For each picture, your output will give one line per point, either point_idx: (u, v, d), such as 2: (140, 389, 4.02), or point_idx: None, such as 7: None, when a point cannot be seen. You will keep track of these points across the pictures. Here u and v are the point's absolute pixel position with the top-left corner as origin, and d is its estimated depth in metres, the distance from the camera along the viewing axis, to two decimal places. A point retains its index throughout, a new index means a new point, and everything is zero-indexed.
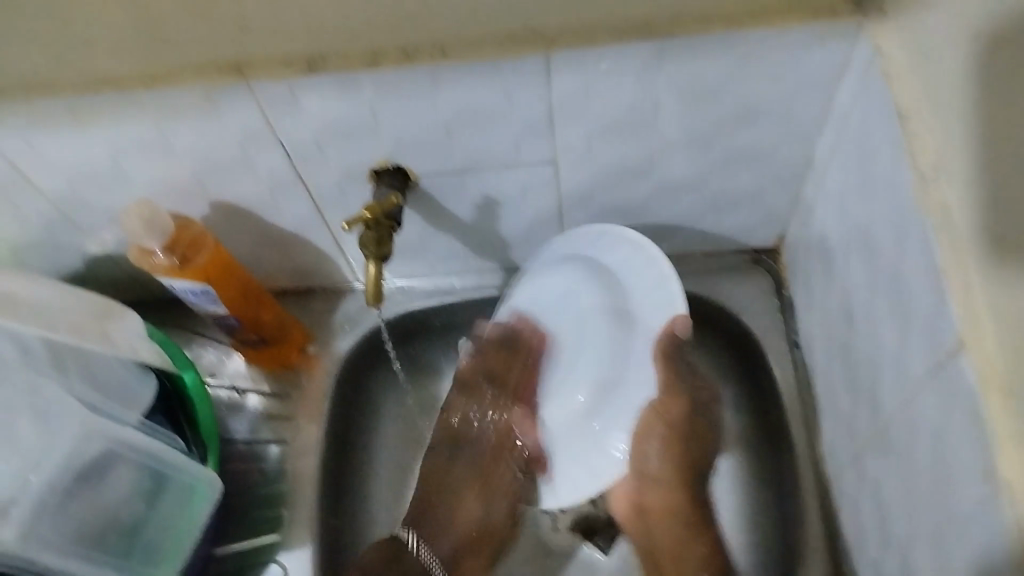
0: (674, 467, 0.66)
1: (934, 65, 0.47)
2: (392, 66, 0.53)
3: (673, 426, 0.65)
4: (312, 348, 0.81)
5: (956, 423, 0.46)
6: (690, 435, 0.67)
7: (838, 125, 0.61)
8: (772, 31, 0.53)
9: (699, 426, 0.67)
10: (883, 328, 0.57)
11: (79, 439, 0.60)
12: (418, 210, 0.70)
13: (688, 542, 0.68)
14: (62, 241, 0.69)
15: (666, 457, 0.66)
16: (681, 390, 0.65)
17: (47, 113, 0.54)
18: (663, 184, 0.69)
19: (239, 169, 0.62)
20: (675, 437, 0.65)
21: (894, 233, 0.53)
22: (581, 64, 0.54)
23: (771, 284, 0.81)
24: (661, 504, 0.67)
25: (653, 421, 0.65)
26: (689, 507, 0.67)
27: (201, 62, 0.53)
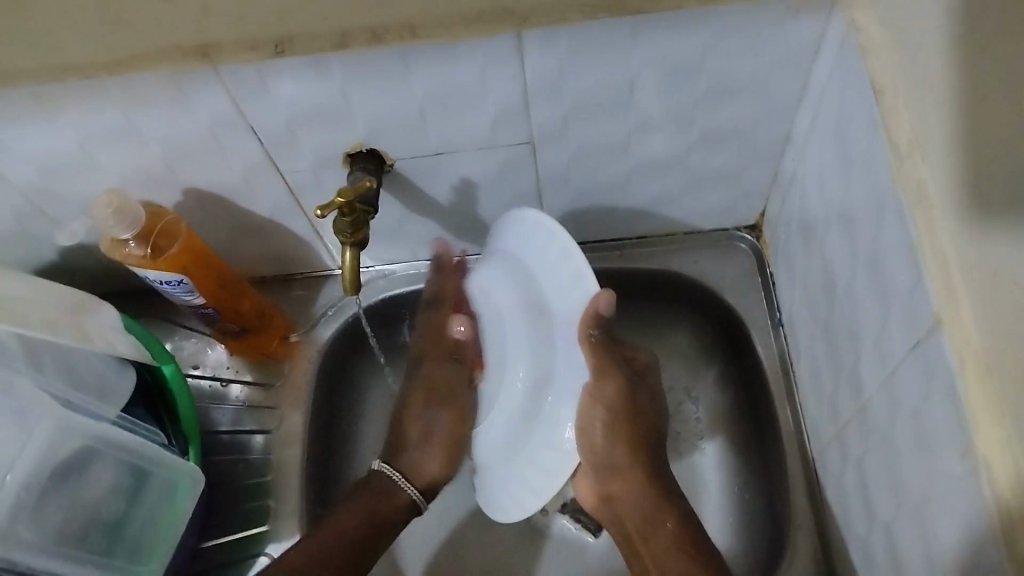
0: (623, 450, 0.67)
1: (910, 35, 0.47)
2: (361, 46, 0.52)
3: (615, 407, 0.65)
4: (293, 336, 0.80)
5: (935, 395, 0.46)
6: (630, 411, 0.67)
7: (816, 98, 0.60)
8: (747, 4, 0.52)
9: (641, 401, 0.68)
10: (863, 303, 0.57)
11: (55, 435, 0.58)
12: (396, 193, 0.69)
13: (649, 522, 0.68)
14: (34, 233, 0.68)
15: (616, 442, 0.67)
16: (613, 370, 0.64)
17: (11, 104, 0.53)
18: (642, 163, 0.68)
19: (211, 155, 0.61)
20: (614, 416, 0.65)
21: (872, 207, 0.53)
22: (554, 42, 0.53)
23: (753, 262, 0.81)
24: (626, 494, 0.69)
25: (590, 407, 0.65)
26: (649, 484, 0.69)
27: (164, 47, 0.51)
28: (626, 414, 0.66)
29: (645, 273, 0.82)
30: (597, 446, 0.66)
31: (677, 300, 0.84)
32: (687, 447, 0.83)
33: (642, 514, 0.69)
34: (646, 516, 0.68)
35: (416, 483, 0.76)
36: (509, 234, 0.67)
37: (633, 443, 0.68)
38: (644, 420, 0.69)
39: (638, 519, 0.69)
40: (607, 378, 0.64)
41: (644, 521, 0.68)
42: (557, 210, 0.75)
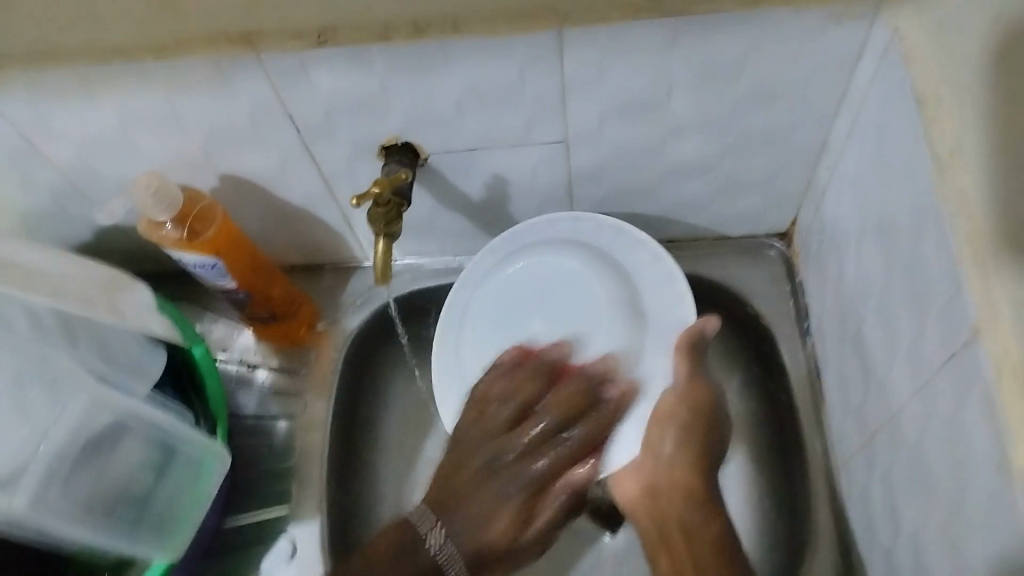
0: (690, 457, 0.66)
1: (955, 47, 0.46)
2: (404, 39, 0.52)
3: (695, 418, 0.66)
4: (320, 325, 0.81)
5: (970, 409, 0.46)
6: (706, 429, 0.67)
7: (856, 107, 0.60)
8: (790, 10, 0.52)
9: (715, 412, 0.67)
10: (896, 316, 0.57)
11: (88, 410, 0.59)
12: (430, 186, 0.70)
13: (687, 533, 0.66)
14: (72, 213, 0.69)
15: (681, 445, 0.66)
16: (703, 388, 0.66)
17: (59, 85, 0.54)
18: (676, 165, 0.68)
19: (250, 142, 0.61)
20: (694, 426, 0.66)
21: (910, 218, 0.53)
22: (595, 42, 0.53)
23: (783, 271, 0.81)
24: (671, 483, 0.67)
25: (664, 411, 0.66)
26: (695, 497, 0.66)
27: (209, 33, 0.52)
28: (698, 423, 0.66)
29: None
30: (664, 450, 0.66)
31: (706, 302, 0.82)
32: None
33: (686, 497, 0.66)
34: (685, 532, 0.66)
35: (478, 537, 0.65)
36: (555, 228, 0.71)
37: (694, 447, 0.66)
38: (711, 437, 0.67)
39: (680, 526, 0.66)
40: (697, 386, 0.65)
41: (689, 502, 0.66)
42: (588, 210, 0.75)
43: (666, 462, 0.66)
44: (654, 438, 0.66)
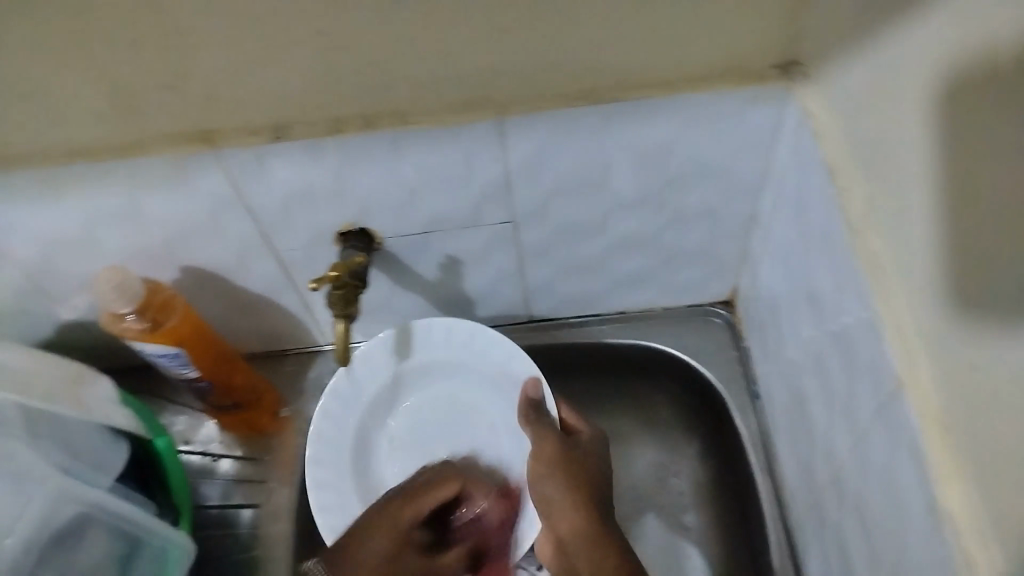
0: (573, 513, 0.66)
1: (857, 124, 0.52)
2: (356, 132, 0.56)
3: (556, 459, 0.68)
4: (283, 411, 0.82)
5: (901, 453, 0.49)
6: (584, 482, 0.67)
7: (778, 181, 0.65)
8: (709, 95, 0.57)
9: (586, 474, 0.68)
10: (831, 372, 0.60)
11: (54, 503, 0.60)
12: (385, 270, 0.72)
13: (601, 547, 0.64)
14: (35, 310, 0.70)
15: (563, 491, 0.67)
16: (546, 431, 0.70)
17: (25, 188, 0.57)
18: (617, 241, 0.72)
19: (211, 235, 0.64)
20: (564, 474, 0.68)
21: (833, 278, 0.56)
22: (534, 129, 0.58)
23: (729, 336, 0.84)
24: (574, 535, 0.65)
25: (549, 451, 0.69)
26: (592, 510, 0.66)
27: (174, 135, 0.56)
28: (587, 492, 0.67)
29: (626, 347, 0.85)
30: (567, 524, 0.66)
31: (658, 368, 0.86)
32: (670, 519, 0.84)
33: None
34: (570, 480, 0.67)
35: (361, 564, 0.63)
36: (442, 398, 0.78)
37: (577, 484, 0.67)
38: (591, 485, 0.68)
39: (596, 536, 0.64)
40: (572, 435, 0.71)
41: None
42: (540, 286, 0.78)
43: (563, 510, 0.66)
44: (545, 490, 0.68)
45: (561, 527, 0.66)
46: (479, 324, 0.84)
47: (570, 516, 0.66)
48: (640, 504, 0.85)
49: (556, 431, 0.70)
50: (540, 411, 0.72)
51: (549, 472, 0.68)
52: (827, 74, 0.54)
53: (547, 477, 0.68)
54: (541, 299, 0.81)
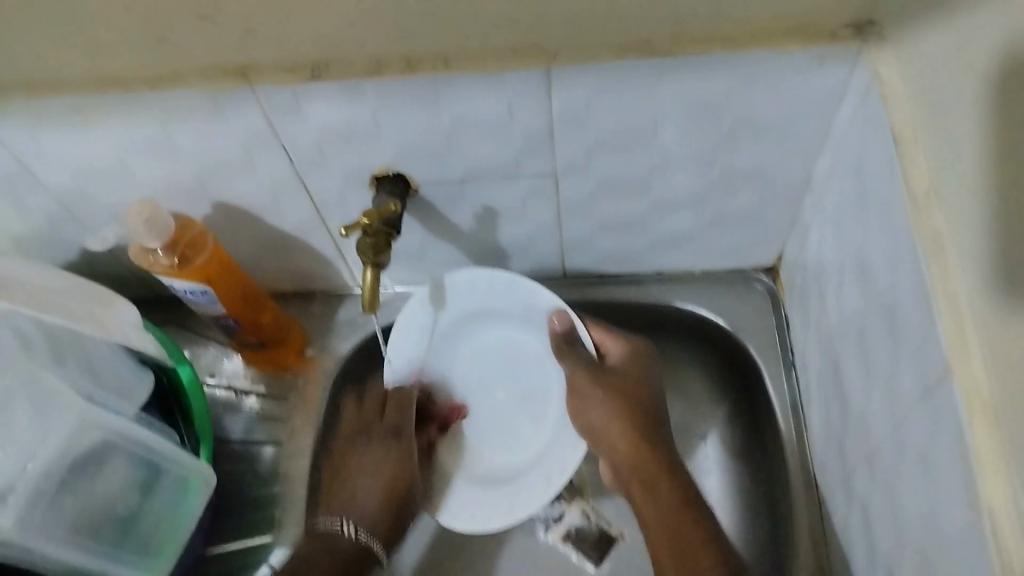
0: (626, 438, 0.69)
1: (931, 94, 0.48)
2: (395, 74, 0.54)
3: (598, 389, 0.71)
4: (309, 350, 0.82)
5: (945, 445, 0.46)
6: (635, 406, 0.70)
7: (838, 148, 0.61)
8: (772, 53, 0.53)
9: (641, 395, 0.71)
10: (875, 351, 0.57)
11: (77, 429, 0.59)
12: (419, 216, 0.71)
13: (671, 474, 0.68)
14: (64, 236, 0.70)
15: (613, 418, 0.70)
16: (580, 364, 0.72)
17: (55, 113, 0.55)
18: (661, 200, 0.70)
19: (243, 170, 0.62)
20: (613, 401, 0.70)
21: (888, 256, 0.53)
22: (582, 79, 0.55)
23: (769, 304, 0.81)
24: (631, 458, 0.69)
25: (588, 383, 0.71)
26: (650, 443, 0.69)
27: (205, 67, 0.54)
28: (640, 418, 0.70)
29: (659, 309, 0.83)
30: (621, 450, 0.69)
31: (690, 332, 0.85)
32: (692, 481, 0.83)
33: (663, 532, 0.65)
34: (620, 409, 0.70)
35: (361, 520, 0.71)
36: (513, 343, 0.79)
37: (628, 413, 0.70)
38: (648, 411, 0.71)
39: (660, 467, 0.68)
40: (614, 356, 0.73)
41: (662, 530, 0.65)
42: (576, 241, 0.76)
43: (615, 439, 0.69)
44: (596, 417, 0.70)
45: (611, 454, 0.70)
46: (511, 276, 0.82)
47: (622, 443, 0.69)
48: None
49: (591, 362, 0.72)
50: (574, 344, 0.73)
51: (594, 401, 0.71)
52: (904, 36, 0.50)
53: (594, 406, 0.71)
54: (577, 255, 0.79)
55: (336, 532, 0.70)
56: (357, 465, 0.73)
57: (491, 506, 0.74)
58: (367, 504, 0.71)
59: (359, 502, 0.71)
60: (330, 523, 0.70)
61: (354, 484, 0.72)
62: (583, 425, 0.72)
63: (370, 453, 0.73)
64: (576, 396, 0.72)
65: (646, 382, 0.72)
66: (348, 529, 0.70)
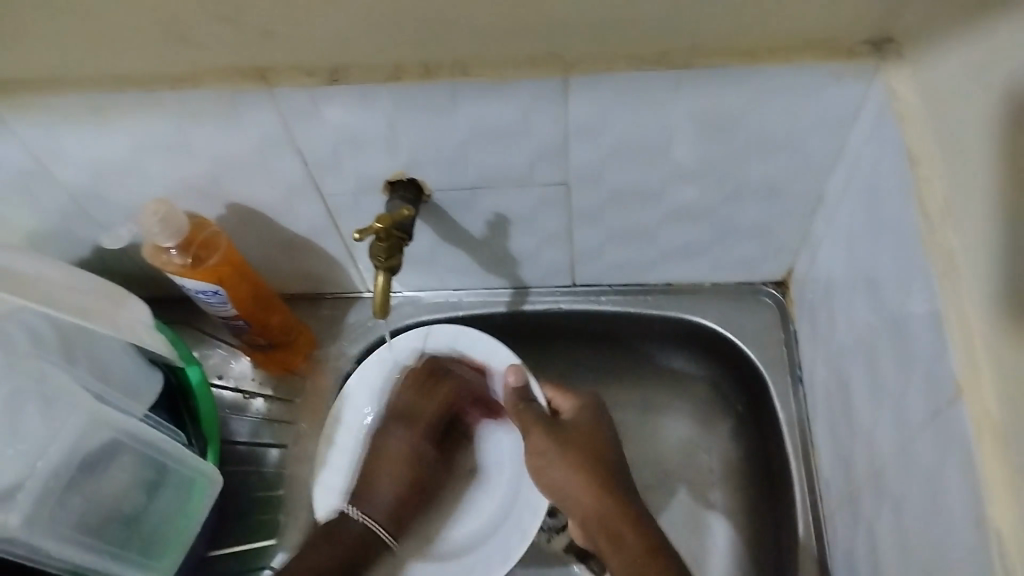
0: (587, 488, 0.66)
1: (948, 112, 0.48)
2: (413, 80, 0.54)
3: (550, 442, 0.70)
4: (316, 354, 0.82)
5: (952, 463, 0.46)
6: (594, 456, 0.68)
7: (851, 163, 0.61)
8: (788, 67, 0.53)
9: (599, 445, 0.70)
10: (885, 368, 0.57)
11: (87, 427, 0.59)
12: (430, 223, 0.71)
13: (637, 523, 0.66)
14: (77, 233, 0.70)
15: (573, 475, 0.67)
16: (531, 420, 0.71)
17: (72, 111, 0.56)
18: (672, 211, 0.70)
19: (257, 172, 0.63)
20: (570, 451, 0.68)
21: (900, 272, 0.53)
22: (598, 89, 0.55)
23: (777, 318, 0.81)
24: (595, 510, 0.66)
25: (544, 441, 0.70)
26: (611, 498, 0.66)
27: (226, 69, 0.54)
28: (595, 471, 0.67)
29: (667, 321, 0.83)
30: (586, 504, 0.66)
31: (697, 344, 0.84)
32: (697, 496, 0.83)
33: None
34: (575, 459, 0.68)
35: (377, 512, 0.70)
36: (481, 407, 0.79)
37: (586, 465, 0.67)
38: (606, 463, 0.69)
39: (631, 519, 0.66)
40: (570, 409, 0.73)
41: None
42: (586, 251, 0.76)
43: (577, 492, 0.67)
44: (557, 472, 0.68)
45: (575, 508, 0.67)
46: (520, 285, 0.82)
47: (585, 495, 0.66)
48: (670, 480, 0.85)
49: (543, 416, 0.72)
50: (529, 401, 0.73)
51: (548, 452, 0.69)
52: (922, 54, 0.51)
53: (548, 460, 0.69)
54: (587, 264, 0.79)
55: (347, 522, 0.70)
56: (389, 453, 0.72)
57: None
58: (383, 496, 0.71)
59: (381, 489, 0.71)
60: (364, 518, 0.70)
61: (378, 485, 0.71)
62: (545, 482, 0.69)
63: (396, 438, 0.73)
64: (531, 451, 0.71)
65: (601, 433, 0.71)
66: (355, 517, 0.70)
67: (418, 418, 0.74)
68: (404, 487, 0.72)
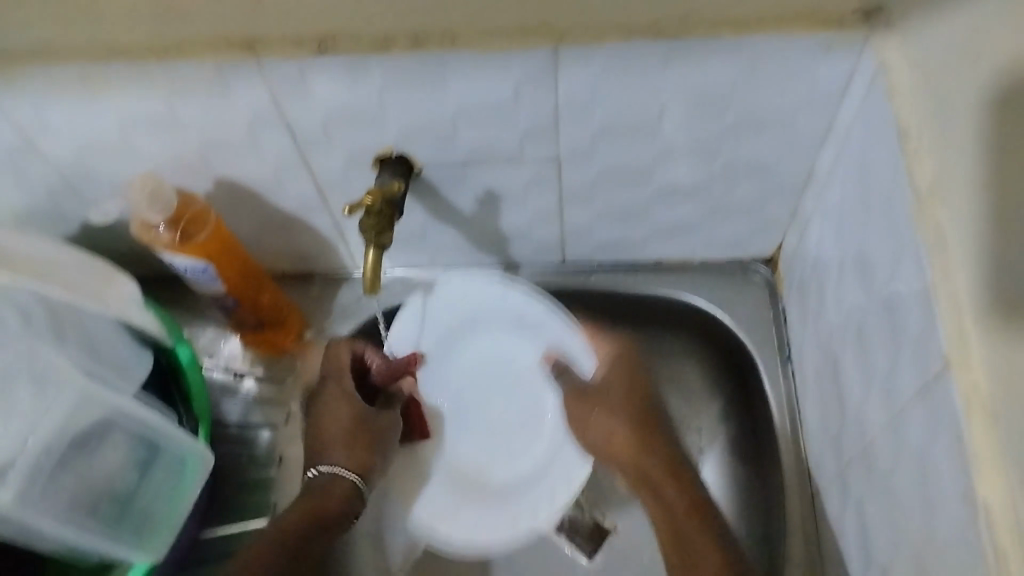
0: (627, 437, 0.67)
1: (936, 82, 0.48)
2: (403, 52, 0.54)
3: (584, 401, 0.70)
4: (307, 334, 0.82)
5: (940, 430, 0.47)
6: (631, 405, 0.68)
7: (840, 137, 0.61)
8: (778, 37, 0.53)
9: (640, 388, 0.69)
10: (874, 341, 0.58)
11: (77, 406, 0.59)
12: (421, 200, 0.71)
13: (674, 475, 0.66)
14: (65, 210, 0.70)
15: (613, 427, 0.67)
16: (567, 387, 0.72)
17: (62, 86, 0.55)
18: (663, 188, 0.70)
19: (247, 147, 0.62)
20: (608, 402, 0.68)
21: (888, 244, 0.54)
22: (589, 62, 0.55)
23: (767, 297, 0.82)
24: (633, 460, 0.67)
25: (578, 406, 0.70)
26: (643, 450, 0.67)
27: (213, 37, 0.53)
28: (634, 420, 0.67)
29: (658, 299, 0.83)
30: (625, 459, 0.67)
31: (688, 322, 0.84)
32: None
33: (675, 539, 0.64)
34: (619, 413, 0.67)
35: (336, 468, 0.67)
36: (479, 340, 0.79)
37: (626, 415, 0.67)
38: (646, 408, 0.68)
39: (666, 470, 0.66)
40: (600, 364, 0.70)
41: (671, 541, 0.64)
42: (577, 230, 0.76)
43: (614, 445, 0.67)
44: (597, 428, 0.68)
45: (613, 461, 0.68)
46: (510, 264, 0.82)
47: (621, 447, 0.67)
48: None
49: (577, 380, 0.72)
50: (565, 371, 0.73)
51: (593, 409, 0.69)
52: (911, 24, 0.51)
53: (592, 416, 0.69)
54: (577, 243, 0.79)
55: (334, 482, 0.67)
56: (328, 408, 0.69)
57: (490, 520, 0.73)
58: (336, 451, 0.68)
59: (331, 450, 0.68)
60: (335, 471, 0.67)
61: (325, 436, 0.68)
62: (587, 444, 0.70)
63: (326, 398, 0.69)
64: (569, 414, 0.71)
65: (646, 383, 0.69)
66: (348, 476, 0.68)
67: (342, 373, 0.70)
68: (355, 435, 0.69)
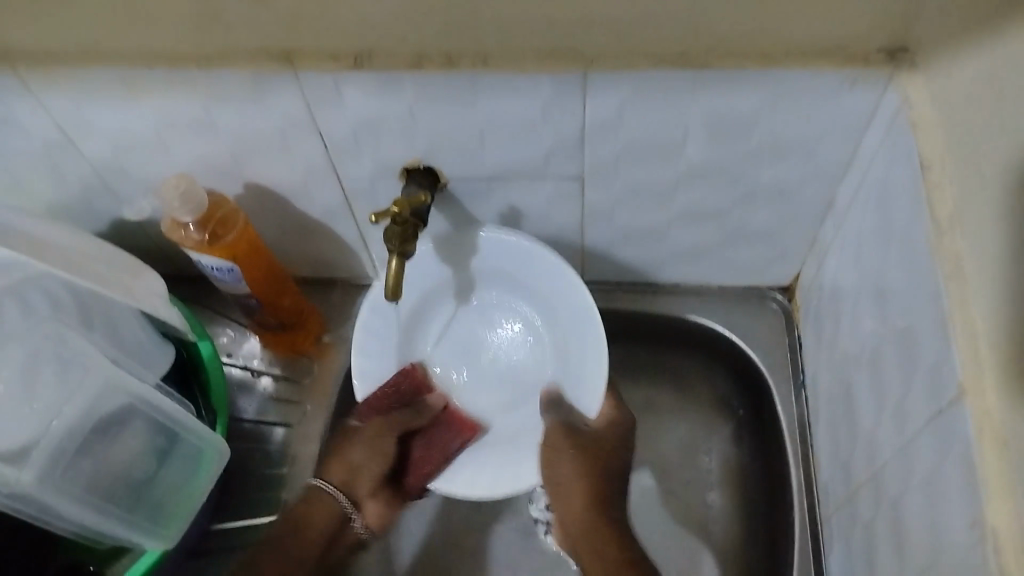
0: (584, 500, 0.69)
1: (959, 123, 0.49)
2: (435, 68, 0.55)
3: (563, 447, 0.70)
4: (326, 337, 0.83)
5: (951, 465, 0.47)
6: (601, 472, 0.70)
7: (863, 170, 0.62)
8: (804, 71, 0.54)
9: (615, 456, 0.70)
10: (888, 374, 0.58)
11: (102, 391, 0.60)
12: (445, 212, 0.72)
13: (619, 539, 0.68)
14: (97, 205, 0.71)
15: (577, 482, 0.69)
16: (557, 425, 0.71)
17: (104, 87, 0.57)
18: (684, 211, 0.70)
19: (279, 153, 0.64)
20: (586, 461, 0.69)
21: (906, 279, 0.54)
22: (617, 86, 0.56)
23: (783, 323, 0.82)
24: (575, 519, 0.69)
25: (563, 443, 0.70)
26: (602, 512, 0.69)
27: (253, 50, 0.55)
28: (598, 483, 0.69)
29: (674, 322, 0.84)
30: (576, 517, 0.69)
31: (702, 346, 0.85)
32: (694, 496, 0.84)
33: None
34: (589, 479, 0.69)
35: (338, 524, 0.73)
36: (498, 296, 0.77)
37: (592, 479, 0.69)
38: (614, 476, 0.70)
39: (614, 534, 0.68)
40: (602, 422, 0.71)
41: None
42: (597, 247, 0.77)
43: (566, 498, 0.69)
44: (559, 477, 0.70)
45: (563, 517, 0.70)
46: None
47: (578, 505, 0.69)
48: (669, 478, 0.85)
49: (567, 422, 0.71)
50: (560, 403, 0.72)
51: (564, 458, 0.69)
52: (937, 64, 0.51)
53: (560, 464, 0.70)
54: (597, 261, 0.80)
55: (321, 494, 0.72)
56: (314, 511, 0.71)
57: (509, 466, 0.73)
58: (313, 538, 0.71)
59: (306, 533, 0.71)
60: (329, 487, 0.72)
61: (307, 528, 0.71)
62: (547, 482, 0.70)
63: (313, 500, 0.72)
64: (546, 455, 0.70)
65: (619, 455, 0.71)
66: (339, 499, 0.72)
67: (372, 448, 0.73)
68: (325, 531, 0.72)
